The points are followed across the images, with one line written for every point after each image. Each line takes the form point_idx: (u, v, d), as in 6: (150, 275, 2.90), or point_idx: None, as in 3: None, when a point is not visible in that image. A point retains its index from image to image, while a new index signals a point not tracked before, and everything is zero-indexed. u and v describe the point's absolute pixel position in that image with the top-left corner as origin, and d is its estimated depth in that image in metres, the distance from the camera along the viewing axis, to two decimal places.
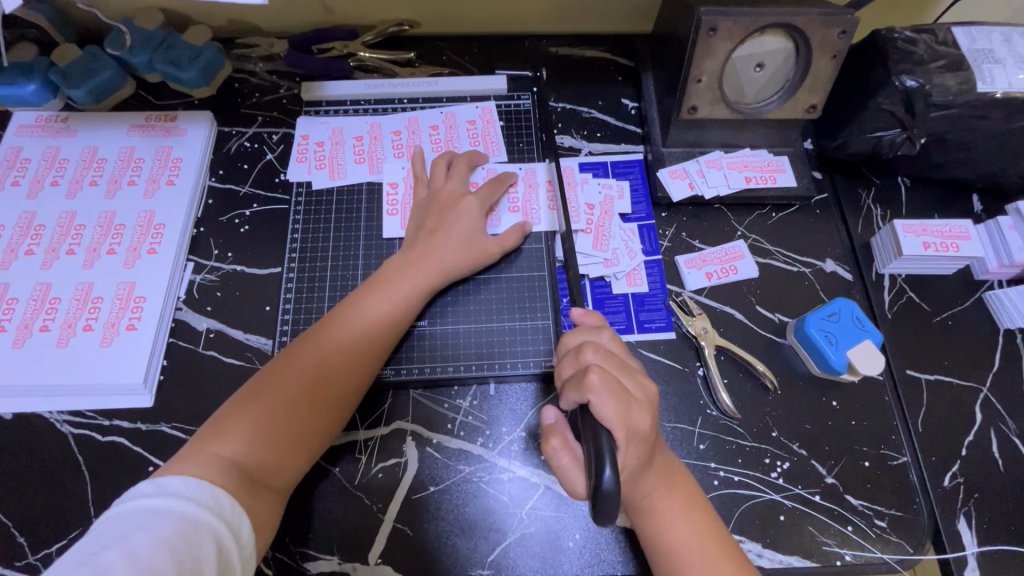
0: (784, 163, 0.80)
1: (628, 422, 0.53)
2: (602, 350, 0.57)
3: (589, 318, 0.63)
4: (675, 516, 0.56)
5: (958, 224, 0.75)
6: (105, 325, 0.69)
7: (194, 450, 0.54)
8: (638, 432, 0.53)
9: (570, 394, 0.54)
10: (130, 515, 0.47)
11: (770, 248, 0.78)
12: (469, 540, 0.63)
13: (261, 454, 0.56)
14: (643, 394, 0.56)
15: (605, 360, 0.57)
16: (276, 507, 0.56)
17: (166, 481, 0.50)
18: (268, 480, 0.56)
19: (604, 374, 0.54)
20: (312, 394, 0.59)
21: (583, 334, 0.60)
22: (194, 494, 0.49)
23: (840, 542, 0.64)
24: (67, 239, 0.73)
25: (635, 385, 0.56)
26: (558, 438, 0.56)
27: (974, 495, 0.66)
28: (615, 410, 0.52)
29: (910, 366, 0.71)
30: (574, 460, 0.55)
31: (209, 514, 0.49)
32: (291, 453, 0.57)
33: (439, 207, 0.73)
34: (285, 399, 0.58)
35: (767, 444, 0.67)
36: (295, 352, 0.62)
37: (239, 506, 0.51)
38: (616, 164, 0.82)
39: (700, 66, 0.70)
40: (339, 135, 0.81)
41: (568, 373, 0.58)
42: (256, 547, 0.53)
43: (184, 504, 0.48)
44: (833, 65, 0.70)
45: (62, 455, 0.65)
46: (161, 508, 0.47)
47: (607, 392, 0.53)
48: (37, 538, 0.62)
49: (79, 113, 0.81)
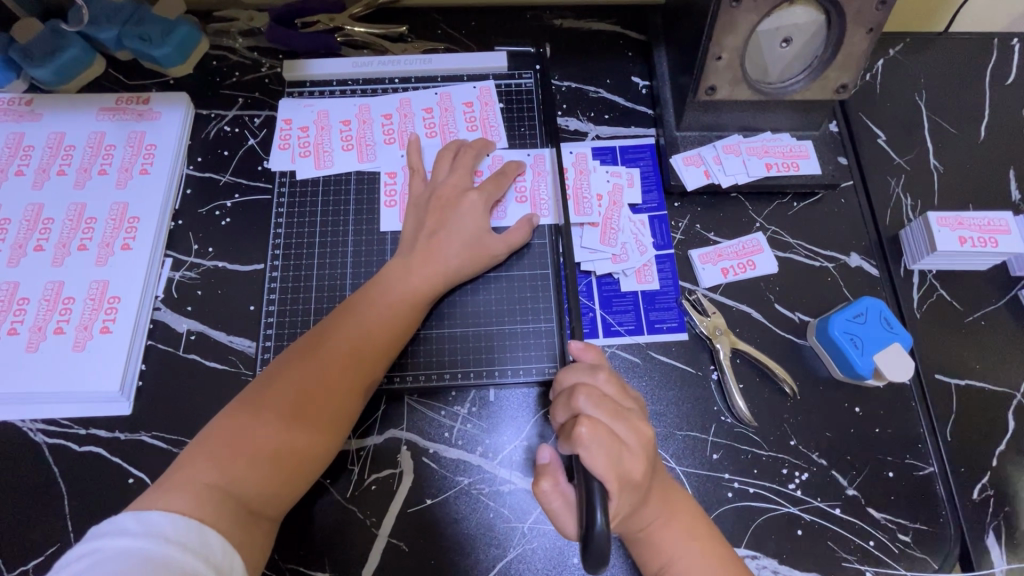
0: (808, 149, 0.74)
1: (620, 471, 0.49)
2: (596, 396, 0.53)
3: (586, 353, 0.59)
4: (676, 544, 0.53)
5: (997, 216, 0.69)
6: (77, 328, 0.65)
7: (178, 480, 0.50)
8: (631, 481, 0.50)
9: (564, 444, 0.51)
10: (110, 556, 0.42)
11: (791, 241, 0.72)
12: (468, 555, 0.60)
13: (252, 480, 0.52)
14: (634, 438, 0.52)
15: (599, 407, 0.52)
16: (267, 537, 0.53)
17: (152, 518, 0.45)
18: (262, 508, 0.52)
19: (595, 426, 0.50)
20: (306, 413, 0.55)
21: (578, 375, 0.56)
22: (181, 537, 0.45)
23: (861, 558, 0.60)
24: (35, 234, 0.68)
25: (630, 432, 0.52)
26: (549, 480, 0.53)
27: (1004, 508, 0.62)
28: (606, 461, 0.49)
29: (940, 370, 0.66)
30: (565, 502, 0.52)
31: (196, 560, 0.44)
32: (285, 478, 0.54)
33: (437, 204, 0.67)
34: (277, 420, 0.54)
35: (785, 454, 0.63)
36: (286, 367, 0.57)
37: (230, 547, 0.47)
38: (626, 149, 0.76)
39: (722, 42, 0.63)
40: (325, 119, 0.75)
41: (562, 418, 0.54)
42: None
43: (169, 547, 0.44)
44: (869, 39, 0.63)
45: (37, 466, 0.62)
46: (143, 551, 0.43)
47: (597, 444, 0.49)
48: (12, 555, 0.59)
49: (44, 95, 0.75)
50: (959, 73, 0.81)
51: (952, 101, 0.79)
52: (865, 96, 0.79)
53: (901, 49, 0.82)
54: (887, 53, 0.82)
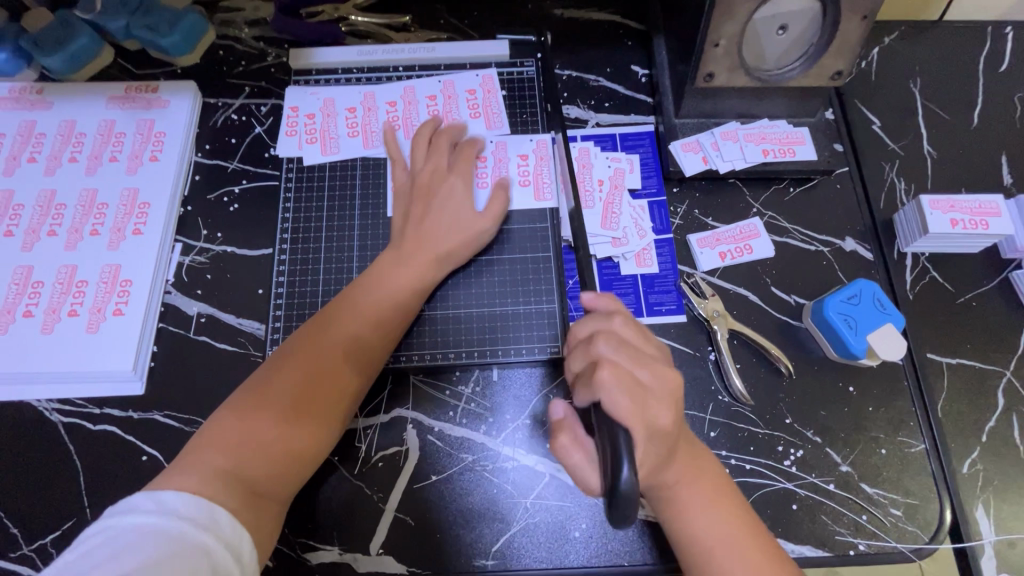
0: (804, 135, 0.75)
1: (644, 419, 0.50)
2: (615, 341, 0.54)
3: (602, 302, 0.58)
4: (698, 507, 0.54)
5: (988, 200, 0.71)
6: (91, 310, 0.67)
7: (188, 463, 0.51)
8: (656, 428, 0.51)
9: (582, 390, 0.53)
10: (124, 531, 0.44)
11: (787, 226, 0.74)
12: (472, 529, 0.62)
13: (261, 464, 0.53)
14: (661, 385, 0.53)
15: (619, 352, 0.53)
16: (276, 520, 0.55)
17: (165, 496, 0.47)
18: (270, 490, 0.54)
19: (616, 370, 0.52)
20: (309, 400, 0.57)
21: (594, 323, 0.56)
22: (191, 514, 0.47)
23: (854, 531, 0.62)
24: (48, 219, 0.70)
25: (653, 377, 0.53)
26: (567, 435, 0.55)
27: (992, 482, 0.64)
28: (629, 406, 0.50)
29: (932, 350, 0.68)
30: (585, 457, 0.54)
31: (207, 535, 0.46)
32: (291, 461, 0.55)
33: (419, 191, 0.69)
34: (281, 407, 0.56)
35: (780, 431, 0.65)
36: (289, 356, 0.59)
37: (238, 525, 0.49)
38: (626, 137, 0.77)
39: (719, 29, 0.65)
40: (331, 106, 0.76)
41: (579, 365, 0.56)
42: (258, 561, 0.50)
43: (181, 524, 0.45)
44: (863, 27, 0.65)
45: (53, 444, 0.63)
46: (155, 527, 0.44)
47: (619, 388, 0.50)
48: (31, 528, 0.61)
49: (54, 84, 0.76)
50: (953, 61, 0.82)
51: (946, 89, 0.81)
52: (860, 83, 0.80)
53: (897, 37, 0.83)
54: (882, 41, 0.83)
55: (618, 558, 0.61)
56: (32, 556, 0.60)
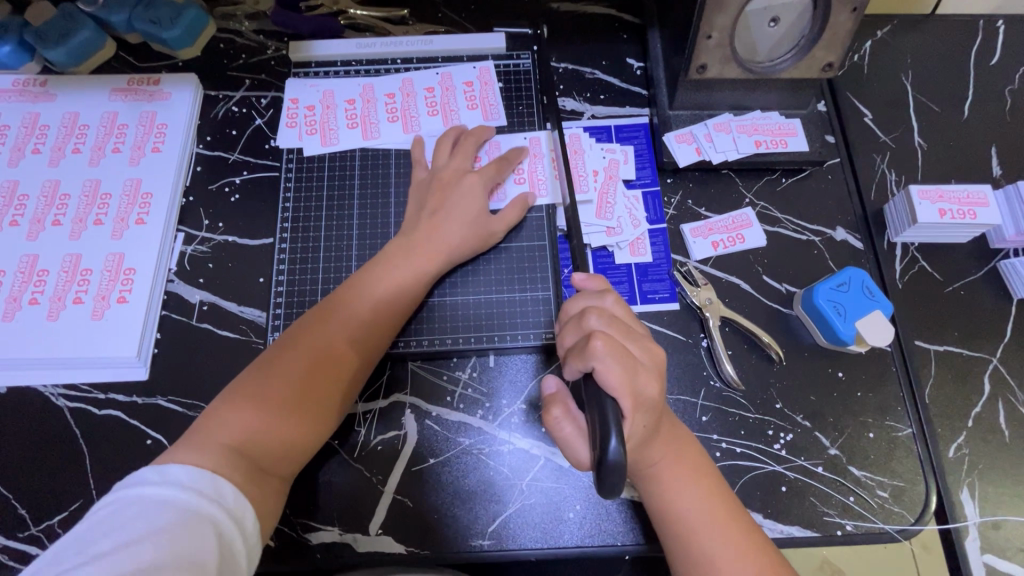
0: (796, 127, 0.76)
1: (634, 390, 0.52)
2: (606, 316, 0.56)
3: (591, 283, 0.61)
4: (681, 487, 0.55)
5: (977, 190, 0.72)
6: (95, 298, 0.68)
7: (196, 440, 0.53)
8: (646, 399, 0.52)
9: (575, 361, 0.53)
10: (133, 503, 0.45)
11: (779, 216, 0.75)
12: (469, 511, 0.63)
13: (263, 447, 0.55)
14: (647, 357, 0.55)
15: (610, 326, 0.55)
16: (278, 496, 0.56)
17: (170, 469, 0.48)
18: (273, 468, 0.55)
19: (609, 341, 0.53)
20: (314, 384, 0.58)
21: (584, 301, 0.59)
22: (196, 485, 0.48)
23: (842, 513, 0.63)
24: (52, 209, 0.71)
25: (642, 351, 0.55)
26: (560, 408, 0.56)
27: (977, 465, 0.65)
28: (622, 376, 0.51)
29: (920, 337, 0.70)
30: (576, 429, 0.55)
31: (212, 506, 0.47)
32: (290, 447, 0.57)
33: (439, 185, 0.70)
34: (285, 393, 0.57)
35: (771, 416, 0.67)
36: (294, 342, 0.60)
37: (243, 497, 0.50)
38: (621, 128, 0.79)
39: (711, 21, 0.66)
40: (331, 99, 0.78)
41: (571, 340, 0.56)
42: (260, 537, 0.52)
43: (187, 495, 0.47)
44: (853, 19, 0.66)
45: (59, 428, 0.65)
46: (162, 498, 0.46)
47: (611, 358, 0.51)
48: (38, 509, 0.62)
49: (58, 77, 0.78)
50: (945, 54, 0.83)
51: (937, 82, 0.82)
52: (853, 76, 0.82)
53: (889, 30, 0.84)
54: (875, 34, 0.84)
55: (611, 538, 0.62)
56: (40, 536, 0.61)
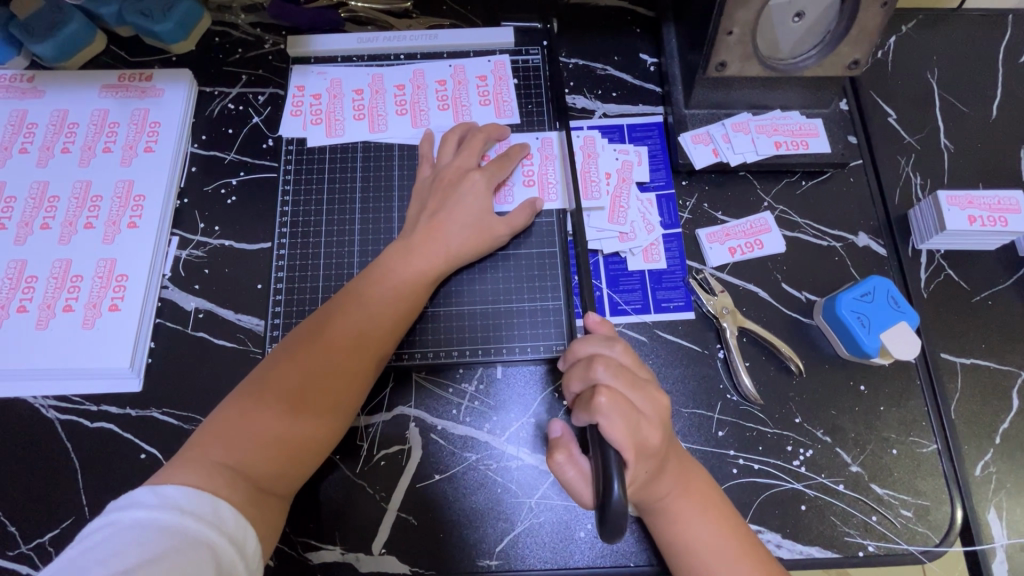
0: (818, 127, 0.73)
1: (639, 442, 0.50)
2: (614, 366, 0.53)
3: (602, 327, 0.59)
4: (689, 518, 0.53)
5: (1008, 195, 0.69)
6: (86, 306, 0.65)
7: (191, 458, 0.50)
8: (649, 448, 0.50)
9: (581, 414, 0.52)
10: (128, 527, 0.42)
11: (799, 221, 0.72)
12: (476, 530, 0.61)
13: (265, 460, 0.52)
14: (653, 408, 0.52)
15: (617, 377, 0.52)
16: (280, 514, 0.54)
17: (167, 490, 0.45)
18: (274, 487, 0.53)
19: (613, 395, 0.51)
20: (314, 396, 0.55)
21: (593, 346, 0.56)
22: (194, 508, 0.45)
23: (864, 533, 0.61)
24: (41, 211, 0.68)
25: (647, 402, 0.52)
26: (563, 452, 0.54)
27: (1005, 483, 0.63)
28: (624, 429, 0.49)
29: (945, 349, 0.67)
30: (580, 473, 0.54)
31: (211, 530, 0.44)
32: (294, 459, 0.54)
33: (441, 186, 0.66)
34: (283, 405, 0.54)
35: (790, 431, 0.64)
36: (291, 353, 0.57)
37: (243, 520, 0.47)
38: (634, 128, 0.75)
39: (733, 15, 0.62)
40: (338, 87, 0.74)
41: (578, 387, 0.54)
42: (262, 558, 0.49)
43: (185, 518, 0.44)
44: (883, 13, 0.62)
45: (49, 442, 0.62)
46: (159, 522, 0.43)
47: (616, 413, 0.49)
48: (28, 525, 0.60)
49: (46, 72, 0.74)
50: (972, 51, 0.80)
51: (965, 80, 0.78)
52: (876, 73, 0.78)
53: (914, 25, 0.81)
54: (899, 29, 0.80)
55: (624, 560, 0.60)
56: (30, 555, 0.59)
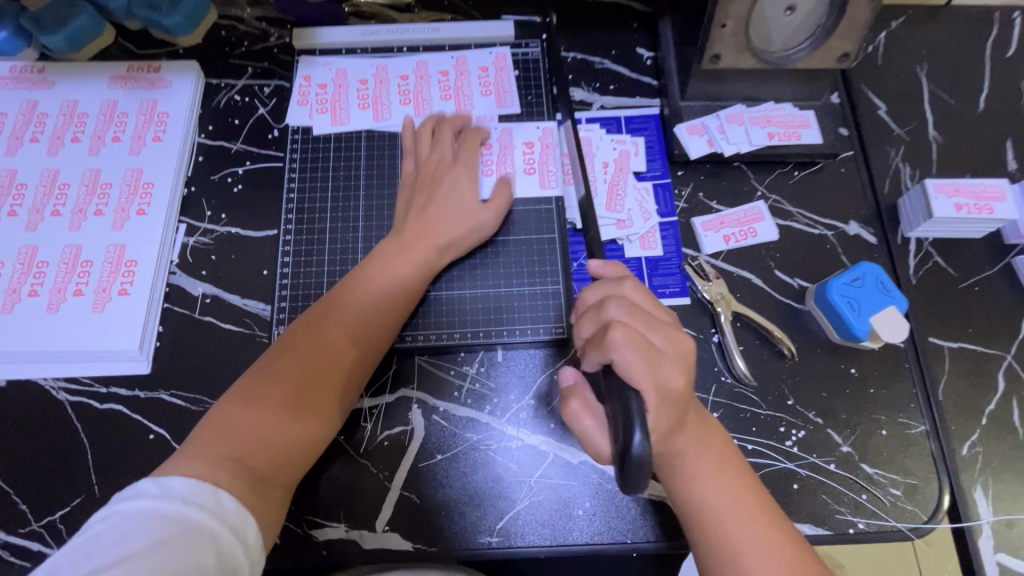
0: (809, 119, 0.75)
1: (657, 382, 0.51)
2: (626, 304, 0.55)
3: (608, 270, 0.61)
4: (705, 475, 0.54)
5: (994, 184, 0.71)
6: (96, 290, 0.67)
7: (195, 451, 0.51)
8: (670, 391, 0.51)
9: (593, 352, 0.54)
10: (131, 516, 0.44)
11: (792, 210, 0.74)
12: (478, 507, 0.62)
13: (264, 453, 0.53)
14: (667, 350, 0.53)
15: (631, 315, 0.55)
16: (282, 503, 0.54)
17: (169, 481, 0.47)
18: (276, 476, 0.54)
19: (628, 331, 0.52)
20: (313, 389, 0.57)
21: (603, 289, 0.58)
22: (195, 497, 0.46)
23: (854, 511, 0.63)
24: (51, 199, 0.70)
25: (665, 341, 0.54)
26: (577, 398, 0.56)
27: (990, 461, 0.65)
28: (643, 366, 0.50)
29: (933, 333, 0.69)
30: (596, 420, 0.55)
31: (212, 519, 0.46)
32: (294, 448, 0.55)
33: (424, 181, 0.69)
34: (283, 399, 0.55)
35: (782, 412, 0.66)
36: (287, 347, 0.59)
37: (245, 508, 0.48)
38: (631, 119, 0.77)
39: (727, 9, 0.64)
40: (343, 77, 0.76)
41: (590, 331, 0.56)
42: (264, 544, 0.50)
43: (186, 508, 0.45)
44: (872, 7, 0.64)
45: (60, 424, 0.64)
46: (161, 511, 0.44)
47: (631, 347, 0.51)
48: (39, 503, 0.61)
49: (56, 63, 0.76)
50: (960, 45, 0.82)
51: (953, 73, 0.80)
52: (867, 67, 0.80)
53: (903, 20, 0.83)
54: (889, 24, 0.82)
55: (621, 536, 0.61)
56: (40, 531, 0.60)
